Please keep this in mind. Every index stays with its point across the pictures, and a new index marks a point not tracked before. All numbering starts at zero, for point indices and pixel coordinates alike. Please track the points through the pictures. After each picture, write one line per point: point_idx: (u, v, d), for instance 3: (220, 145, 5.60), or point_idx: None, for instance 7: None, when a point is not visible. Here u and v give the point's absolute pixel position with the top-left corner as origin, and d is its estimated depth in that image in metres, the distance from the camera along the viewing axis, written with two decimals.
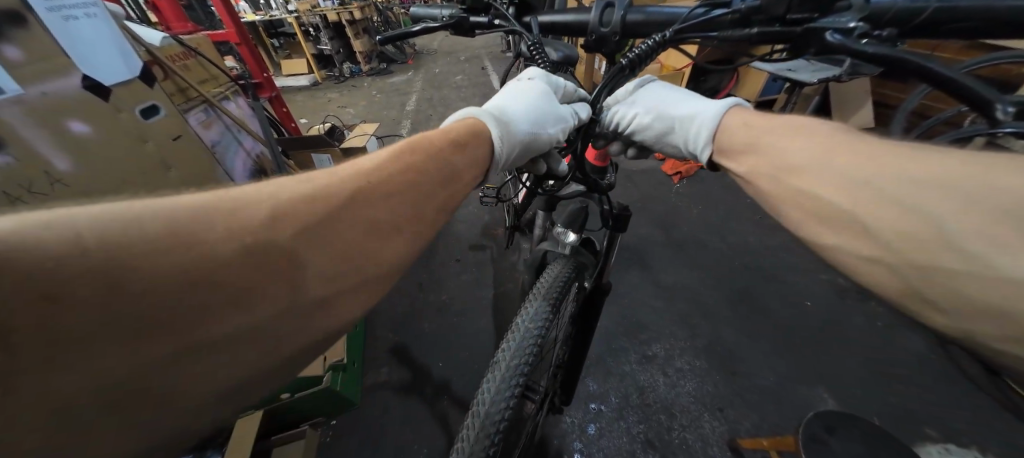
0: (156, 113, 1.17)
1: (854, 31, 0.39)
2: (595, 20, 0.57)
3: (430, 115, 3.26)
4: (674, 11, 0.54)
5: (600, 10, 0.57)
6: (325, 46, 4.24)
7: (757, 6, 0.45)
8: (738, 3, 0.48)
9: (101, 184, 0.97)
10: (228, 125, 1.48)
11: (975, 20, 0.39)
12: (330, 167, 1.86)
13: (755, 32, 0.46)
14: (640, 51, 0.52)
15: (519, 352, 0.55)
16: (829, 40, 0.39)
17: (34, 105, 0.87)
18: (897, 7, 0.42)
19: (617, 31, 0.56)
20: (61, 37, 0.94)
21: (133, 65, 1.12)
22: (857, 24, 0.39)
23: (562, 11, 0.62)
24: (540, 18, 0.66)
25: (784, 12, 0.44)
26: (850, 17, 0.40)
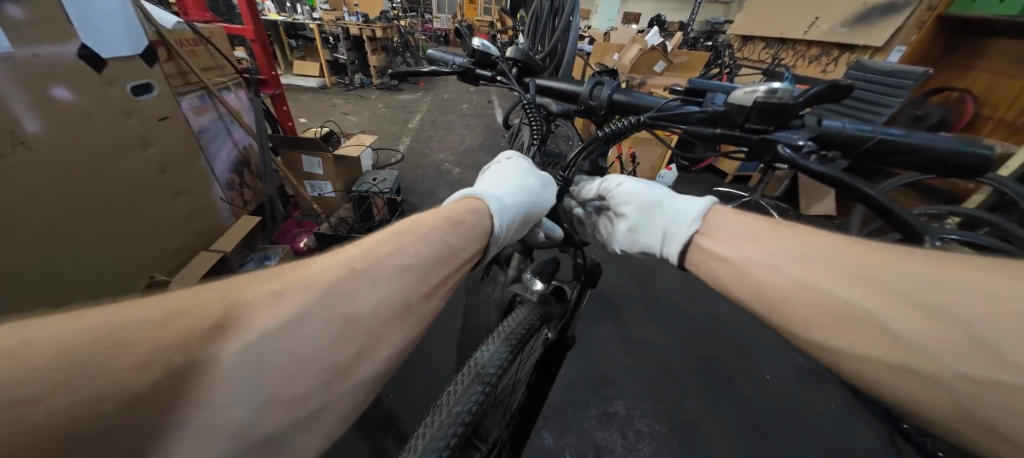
0: (149, 93, 1.14)
1: (801, 148, 0.43)
2: (584, 92, 0.60)
3: (429, 136, 3.32)
4: (655, 98, 0.57)
5: (590, 85, 0.60)
6: (341, 55, 4.34)
7: (721, 111, 0.47)
8: (710, 104, 0.51)
9: (68, 150, 0.92)
10: (222, 115, 1.46)
11: (923, 155, 0.43)
12: (319, 171, 1.84)
13: (717, 131, 0.49)
14: (617, 127, 0.53)
15: (464, 398, 0.52)
16: (781, 151, 0.44)
17: (20, 65, 0.84)
18: (845, 133, 0.46)
19: (603, 106, 0.60)
20: (69, 6, 0.92)
21: (137, 44, 1.10)
22: (805, 142, 0.43)
23: (558, 79, 0.66)
24: (537, 80, 0.69)
25: (743, 121, 0.46)
26: (799, 135, 0.44)
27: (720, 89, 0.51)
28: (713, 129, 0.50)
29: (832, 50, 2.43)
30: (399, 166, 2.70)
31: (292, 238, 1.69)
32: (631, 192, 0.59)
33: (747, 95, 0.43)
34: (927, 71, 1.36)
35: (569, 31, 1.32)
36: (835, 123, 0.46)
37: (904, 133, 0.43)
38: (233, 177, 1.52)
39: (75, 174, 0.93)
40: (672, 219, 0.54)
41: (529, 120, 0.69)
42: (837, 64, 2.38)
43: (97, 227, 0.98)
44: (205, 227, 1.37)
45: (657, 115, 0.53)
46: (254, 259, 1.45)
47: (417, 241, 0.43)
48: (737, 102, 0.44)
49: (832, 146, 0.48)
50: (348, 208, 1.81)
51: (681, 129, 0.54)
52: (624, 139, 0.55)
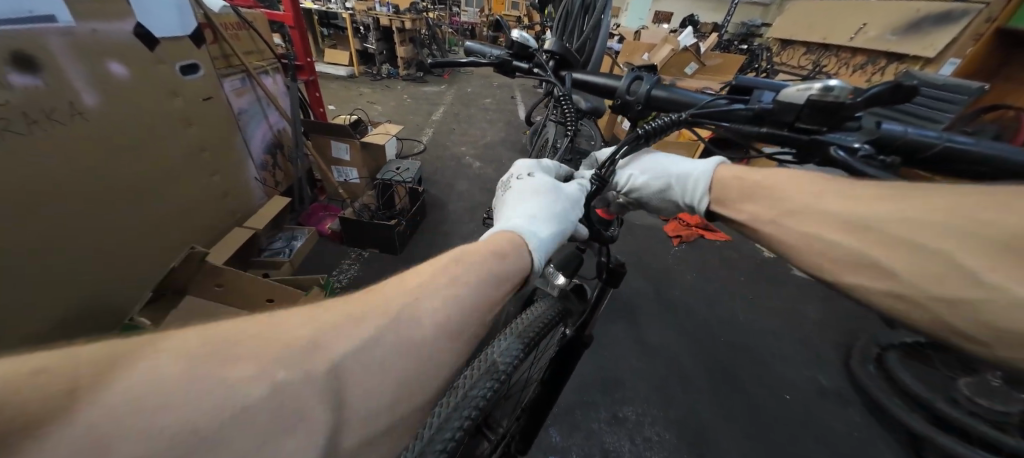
0: (195, 73, 1.20)
1: (856, 151, 0.42)
2: (622, 87, 0.60)
3: (453, 129, 3.35)
4: (695, 96, 0.56)
5: (628, 80, 0.60)
6: (370, 45, 4.41)
7: (769, 109, 0.46)
8: (757, 102, 0.49)
9: (119, 123, 0.98)
10: (259, 98, 1.52)
11: (992, 165, 0.41)
12: (345, 157, 1.88)
13: (763, 130, 0.47)
14: (658, 124, 0.54)
15: (479, 384, 0.52)
16: (833, 154, 0.41)
17: (80, 40, 0.89)
18: (907, 138, 0.44)
19: (640, 102, 0.59)
20: None
21: (186, 24, 1.15)
22: (861, 146, 0.41)
23: (595, 73, 0.65)
24: (574, 74, 0.69)
25: (793, 119, 0.44)
26: (855, 138, 0.42)
27: (768, 87, 0.49)
28: (758, 127, 0.48)
29: (877, 58, 2.31)
30: (422, 157, 2.74)
31: (318, 221, 1.76)
32: (640, 179, 0.64)
33: (801, 92, 0.42)
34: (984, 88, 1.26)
35: (602, 28, 1.31)
36: (896, 128, 0.45)
37: (973, 142, 0.41)
38: (266, 158, 1.58)
39: (125, 147, 0.99)
40: (687, 187, 0.58)
41: (562, 113, 0.68)
42: (882, 73, 2.26)
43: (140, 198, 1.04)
44: (237, 204, 1.43)
45: (698, 113, 0.52)
46: (283, 237, 1.53)
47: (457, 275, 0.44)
48: (787, 99, 0.43)
49: (890, 151, 0.45)
50: (371, 195, 1.85)
51: (722, 126, 0.53)
52: (663, 137, 0.54)
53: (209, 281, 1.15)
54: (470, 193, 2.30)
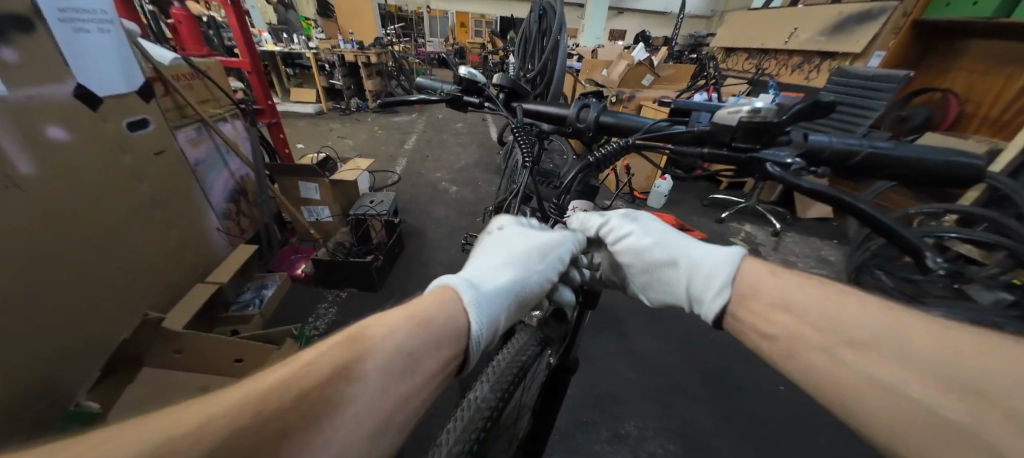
0: (143, 128, 1.15)
1: (790, 166, 0.44)
2: (572, 115, 0.61)
3: (425, 156, 3.36)
4: (642, 119, 0.58)
5: (577, 108, 0.60)
6: (336, 81, 4.42)
7: (707, 131, 0.48)
8: (696, 123, 0.51)
9: (62, 189, 0.92)
10: (217, 146, 1.47)
11: (913, 167, 0.45)
12: (315, 196, 1.83)
13: (706, 150, 0.49)
14: (607, 151, 0.55)
15: (462, 437, 0.48)
16: (770, 170, 0.43)
17: (17, 108, 0.84)
18: (833, 147, 0.47)
19: (591, 128, 0.60)
20: (66, 47, 0.93)
21: (132, 80, 1.11)
22: (792, 160, 0.43)
23: (545, 102, 0.66)
24: (525, 105, 0.70)
25: (730, 140, 0.46)
26: (785, 153, 0.44)
27: (705, 108, 0.51)
28: (701, 148, 0.50)
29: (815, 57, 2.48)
30: (396, 187, 2.71)
31: (290, 265, 1.69)
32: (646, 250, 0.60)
33: (731, 114, 0.43)
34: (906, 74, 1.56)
35: (557, 50, 1.35)
36: (822, 139, 0.48)
37: (890, 146, 0.45)
38: (228, 206, 1.52)
39: (70, 211, 0.93)
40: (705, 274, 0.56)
41: (519, 142, 0.68)
42: (818, 71, 2.43)
43: (87, 267, 0.96)
44: (200, 257, 1.36)
45: (646, 136, 0.53)
46: (251, 288, 1.46)
47: (385, 350, 0.41)
48: (721, 121, 0.44)
49: (820, 162, 0.49)
50: (345, 232, 1.80)
51: (669, 149, 0.55)
52: (615, 162, 0.56)
53: (168, 348, 1.08)
54: (447, 218, 2.29)
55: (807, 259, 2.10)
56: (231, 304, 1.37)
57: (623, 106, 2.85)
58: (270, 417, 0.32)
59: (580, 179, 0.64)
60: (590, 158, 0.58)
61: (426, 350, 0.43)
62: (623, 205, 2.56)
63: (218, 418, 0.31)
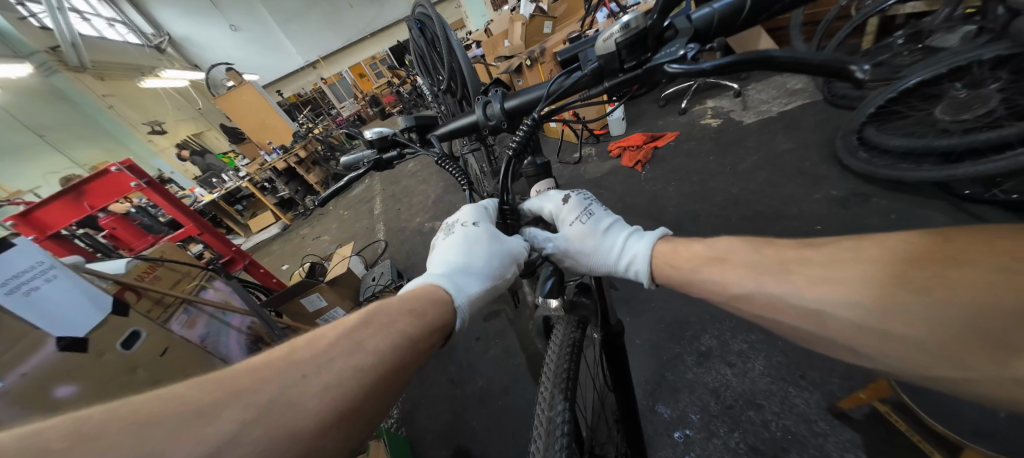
0: (138, 339, 1.13)
1: (684, 57, 0.45)
2: (481, 118, 0.64)
3: (398, 209, 3.37)
4: (540, 87, 0.60)
5: (482, 109, 0.64)
6: (284, 192, 4.42)
7: (599, 66, 0.49)
8: (587, 63, 0.52)
9: None
10: (213, 313, 1.47)
11: None
12: (322, 302, 1.81)
13: (607, 84, 0.50)
14: (526, 132, 0.57)
15: (552, 452, 0.48)
16: (671, 69, 0.43)
17: (19, 392, 0.86)
18: (718, 12, 0.48)
19: (502, 120, 0.63)
20: (28, 312, 0.91)
21: (102, 303, 1.08)
22: (686, 50, 0.43)
23: (454, 120, 0.69)
24: (438, 132, 0.72)
25: (620, 64, 0.47)
26: (677, 44, 0.44)
27: (585, 46, 0.54)
28: (602, 84, 0.51)
29: None
30: (388, 251, 2.73)
31: None
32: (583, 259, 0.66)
33: (607, 41, 0.44)
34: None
35: (450, 49, 1.34)
36: (704, 11, 0.49)
37: None
38: None
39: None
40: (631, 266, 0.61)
41: (451, 170, 0.67)
42: None
43: None
44: None
45: (551, 98, 0.55)
46: None
47: (386, 332, 0.44)
48: (603, 52, 0.45)
49: (715, 31, 0.49)
50: None
51: (579, 99, 0.57)
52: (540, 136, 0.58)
53: None
54: None
55: (778, 100, 2.09)
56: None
57: (541, 63, 2.84)
58: (295, 368, 0.39)
59: (519, 170, 0.62)
60: (513, 148, 0.59)
61: (423, 334, 0.46)
62: (592, 149, 2.55)
63: (211, 382, 0.37)
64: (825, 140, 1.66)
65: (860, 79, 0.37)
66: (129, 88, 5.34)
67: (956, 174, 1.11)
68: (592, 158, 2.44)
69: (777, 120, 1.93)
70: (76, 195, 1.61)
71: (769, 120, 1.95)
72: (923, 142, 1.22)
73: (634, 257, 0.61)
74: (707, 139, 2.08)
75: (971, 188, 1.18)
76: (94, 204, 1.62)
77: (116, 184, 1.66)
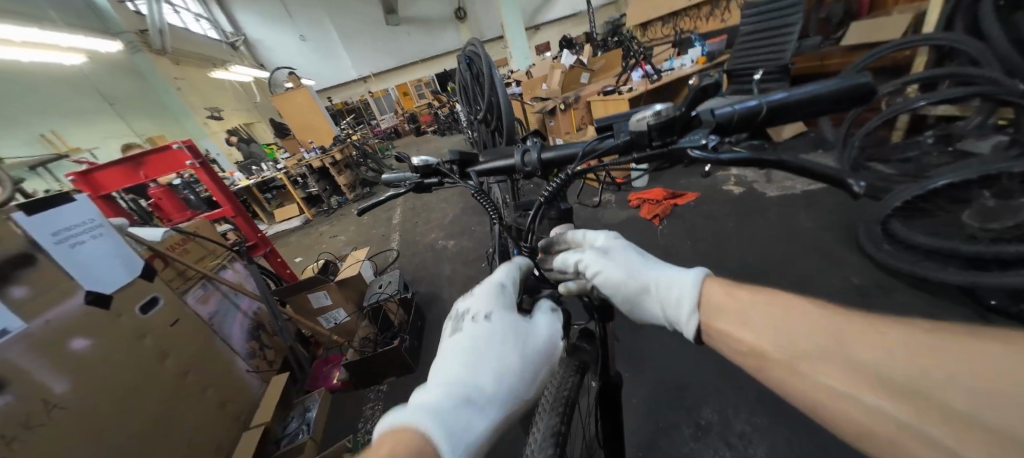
0: (156, 306, 1.18)
1: (706, 146, 0.49)
2: (518, 163, 0.70)
3: (415, 223, 3.46)
4: (575, 146, 0.65)
5: (520, 155, 0.69)
6: (313, 188, 4.63)
7: (629, 140, 0.54)
8: (619, 135, 0.57)
9: (101, 392, 0.95)
10: (226, 293, 1.53)
11: (821, 100, 0.50)
12: (326, 300, 1.88)
13: (635, 156, 0.55)
14: (553, 188, 0.61)
15: None
16: (692, 155, 0.49)
17: (40, 337, 0.88)
18: (739, 112, 0.52)
19: (536, 168, 0.68)
20: (68, 264, 0.98)
21: (133, 267, 1.15)
22: (707, 141, 0.49)
23: (496, 159, 0.74)
24: (477, 168, 0.78)
25: (649, 141, 0.51)
26: (699, 136, 0.50)
27: (621, 119, 0.59)
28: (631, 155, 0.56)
29: None
30: (398, 261, 2.79)
31: (325, 377, 1.75)
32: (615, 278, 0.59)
33: (639, 120, 0.50)
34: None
35: (493, 83, 1.43)
36: (726, 110, 0.53)
37: (785, 95, 0.51)
38: (252, 344, 1.57)
39: (119, 408, 0.97)
40: (669, 297, 0.52)
41: (484, 203, 0.71)
42: None
43: None
44: (240, 406, 1.37)
45: (584, 159, 0.60)
46: (296, 417, 1.51)
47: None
48: (634, 129, 0.50)
49: (738, 124, 0.54)
50: (365, 325, 1.82)
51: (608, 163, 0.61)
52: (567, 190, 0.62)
53: None
54: (457, 275, 2.34)
55: (802, 179, 2.12)
56: (279, 439, 1.41)
57: (574, 109, 2.97)
58: None
59: (544, 214, 0.67)
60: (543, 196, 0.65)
61: None
62: (613, 196, 2.61)
63: None
64: (848, 225, 1.66)
65: (854, 194, 0.40)
66: (196, 74, 5.82)
67: (985, 284, 1.09)
68: (611, 205, 2.49)
69: (800, 198, 1.95)
70: (136, 165, 1.74)
71: (792, 196, 1.97)
72: (949, 244, 1.22)
73: (674, 288, 0.52)
74: (728, 206, 2.10)
75: (998, 299, 1.16)
76: (148, 174, 1.75)
77: (172, 160, 1.79)
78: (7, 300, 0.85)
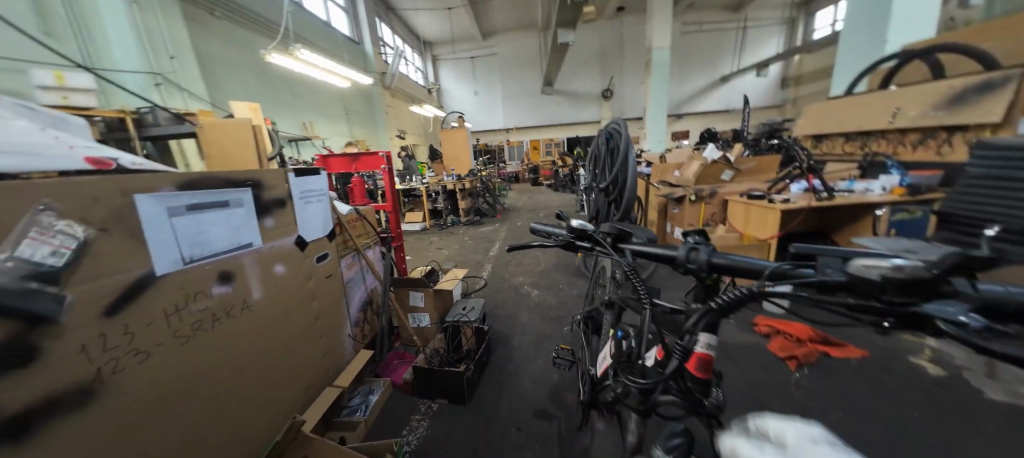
0: (323, 260, 1.54)
1: (966, 323, 0.41)
2: (683, 256, 0.66)
3: (509, 261, 3.68)
4: (760, 262, 0.61)
5: (687, 250, 0.66)
6: (438, 204, 5.38)
7: (847, 281, 0.49)
8: (830, 271, 0.52)
9: (273, 309, 1.26)
10: (361, 267, 1.90)
11: None
12: (419, 303, 2.11)
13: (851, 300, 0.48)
14: (729, 299, 0.57)
15: None
16: (945, 329, 0.41)
17: (264, 255, 1.23)
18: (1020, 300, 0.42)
19: (704, 268, 0.65)
20: (298, 212, 1.39)
21: (325, 227, 1.55)
22: (970, 319, 0.41)
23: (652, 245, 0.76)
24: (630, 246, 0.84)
25: (880, 292, 0.45)
26: (956, 308, 0.42)
27: (833, 253, 0.53)
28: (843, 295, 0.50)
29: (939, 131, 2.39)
30: (485, 291, 2.98)
31: (393, 370, 1.91)
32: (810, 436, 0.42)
33: (869, 268, 0.44)
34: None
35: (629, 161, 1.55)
36: (993, 288, 0.43)
37: None
38: (360, 314, 1.87)
39: (264, 339, 1.21)
40: None
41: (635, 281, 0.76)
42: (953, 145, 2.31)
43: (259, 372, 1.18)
44: (334, 363, 1.60)
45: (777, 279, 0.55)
46: (360, 394, 1.67)
47: None
48: (862, 274, 0.45)
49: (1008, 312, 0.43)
50: (440, 338, 1.96)
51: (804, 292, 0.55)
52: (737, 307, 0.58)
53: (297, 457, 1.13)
54: (534, 324, 2.38)
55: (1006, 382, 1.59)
56: (345, 407, 1.58)
57: (706, 203, 2.92)
58: None
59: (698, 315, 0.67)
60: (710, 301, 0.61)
61: None
62: None
63: None
64: None
65: None
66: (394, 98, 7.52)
67: None
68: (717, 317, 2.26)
69: (998, 409, 1.46)
70: (353, 159, 2.35)
71: (987, 399, 1.49)
72: None
73: None
74: (880, 376, 1.70)
75: None
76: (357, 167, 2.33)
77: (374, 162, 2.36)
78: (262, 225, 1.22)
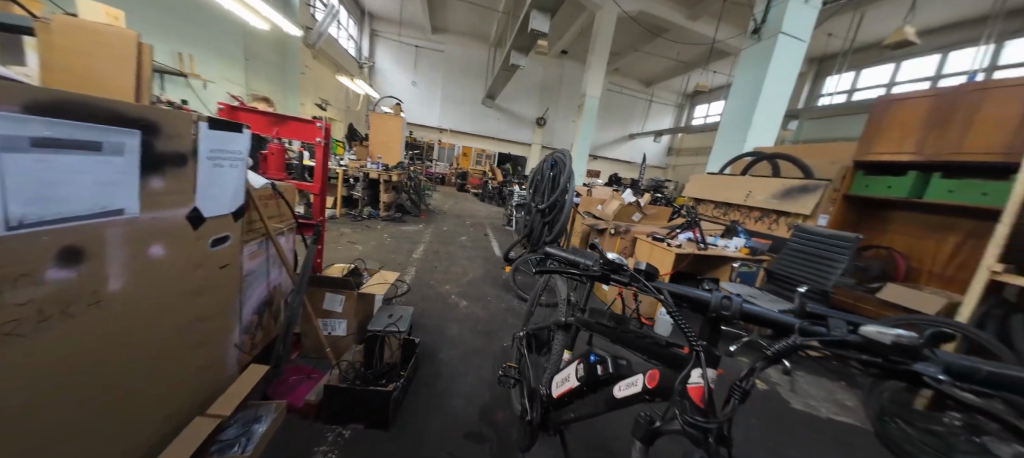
0: (222, 244, 1.19)
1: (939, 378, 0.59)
2: (717, 302, 0.78)
3: (434, 267, 3.47)
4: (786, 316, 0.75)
5: (721, 297, 0.78)
6: (356, 193, 4.85)
7: (862, 342, 0.64)
8: (841, 331, 0.67)
9: (137, 306, 0.90)
10: (268, 258, 1.53)
11: None
12: (338, 307, 1.81)
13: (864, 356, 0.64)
14: (781, 348, 0.66)
15: None
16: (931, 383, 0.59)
17: (138, 229, 0.88)
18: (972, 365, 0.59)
19: (737, 314, 0.77)
20: (201, 178, 1.05)
21: (234, 203, 1.21)
22: (944, 376, 0.58)
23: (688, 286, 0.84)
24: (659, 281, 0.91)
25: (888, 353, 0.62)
26: (935, 368, 0.60)
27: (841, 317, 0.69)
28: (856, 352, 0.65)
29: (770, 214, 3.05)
30: (407, 296, 2.73)
31: (292, 389, 1.58)
32: None
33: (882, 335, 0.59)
34: (859, 236, 2.10)
35: None
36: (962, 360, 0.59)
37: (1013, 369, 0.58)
38: (253, 318, 1.48)
39: (118, 345, 0.86)
40: None
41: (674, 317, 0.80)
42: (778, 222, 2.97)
43: (93, 395, 0.82)
44: (211, 379, 1.23)
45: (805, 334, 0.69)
46: (239, 422, 1.26)
47: None
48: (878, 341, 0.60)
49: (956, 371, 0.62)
50: (359, 351, 1.69)
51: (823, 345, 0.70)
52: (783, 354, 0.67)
53: None
54: (461, 337, 2.24)
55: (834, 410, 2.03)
56: (215, 442, 1.16)
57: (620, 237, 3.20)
58: None
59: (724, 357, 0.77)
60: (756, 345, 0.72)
61: None
62: None
63: None
64: None
65: None
66: (318, 67, 6.64)
67: None
68: None
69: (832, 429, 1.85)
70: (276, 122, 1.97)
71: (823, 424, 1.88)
72: None
73: None
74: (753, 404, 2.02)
75: None
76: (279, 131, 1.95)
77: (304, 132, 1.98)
78: (146, 187, 0.89)
